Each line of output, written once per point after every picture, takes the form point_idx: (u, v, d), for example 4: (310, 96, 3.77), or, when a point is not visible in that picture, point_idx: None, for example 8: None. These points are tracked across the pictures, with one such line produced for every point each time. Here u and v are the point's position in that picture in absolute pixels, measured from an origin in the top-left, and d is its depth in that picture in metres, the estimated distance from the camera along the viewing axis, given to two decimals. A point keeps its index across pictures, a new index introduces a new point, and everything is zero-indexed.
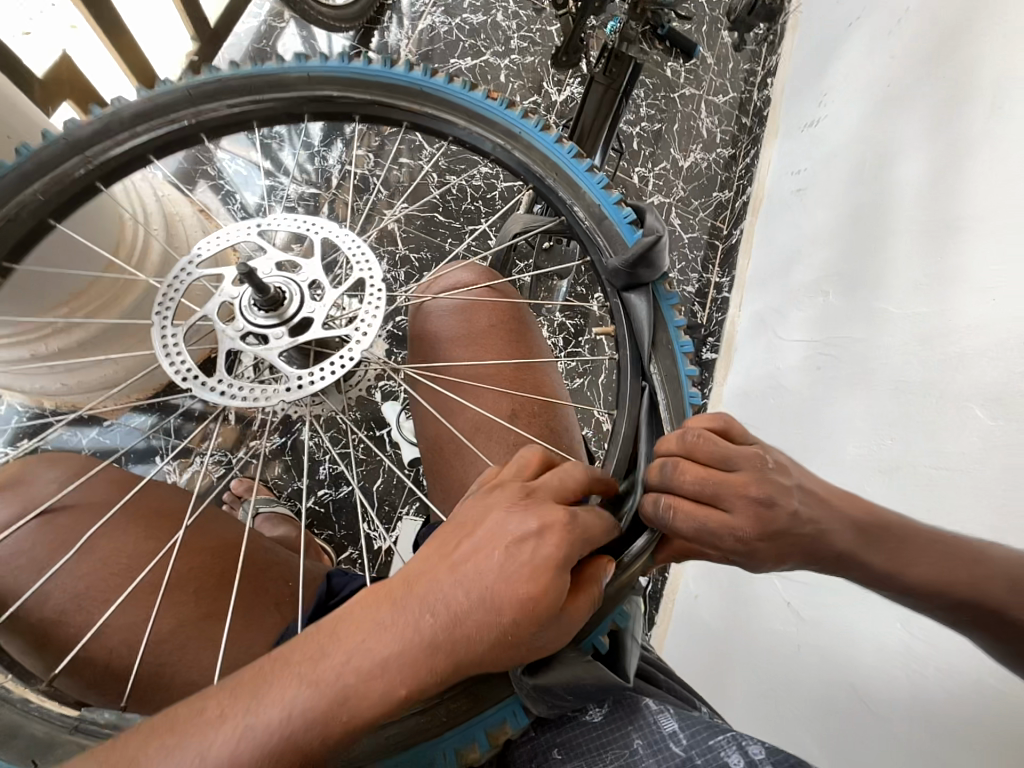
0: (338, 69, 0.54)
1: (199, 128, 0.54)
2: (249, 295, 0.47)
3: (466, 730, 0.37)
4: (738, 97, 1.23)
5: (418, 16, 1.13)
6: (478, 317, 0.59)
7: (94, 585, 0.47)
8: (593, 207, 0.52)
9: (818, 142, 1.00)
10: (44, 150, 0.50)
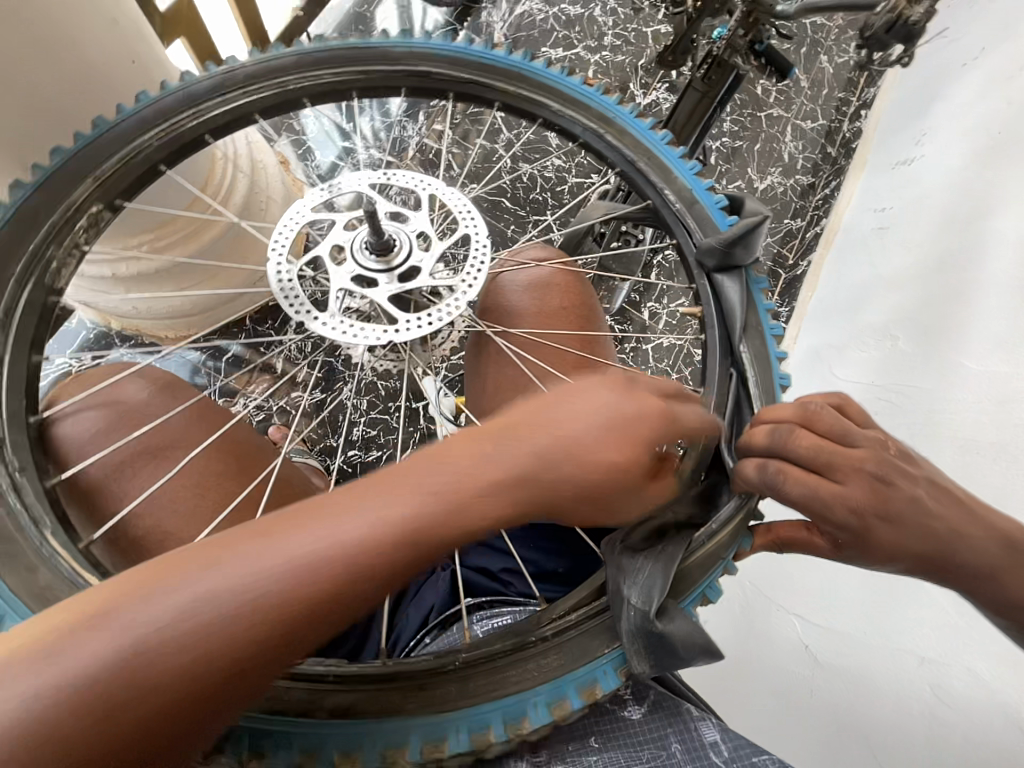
0: (442, 47, 0.55)
1: (305, 94, 0.55)
2: (362, 237, 0.50)
3: (559, 684, 0.38)
4: (828, 124, 1.18)
5: (516, 1, 1.12)
6: (553, 295, 0.60)
7: (183, 501, 0.51)
8: (686, 192, 0.52)
9: (909, 182, 0.96)
10: (161, 104, 0.52)
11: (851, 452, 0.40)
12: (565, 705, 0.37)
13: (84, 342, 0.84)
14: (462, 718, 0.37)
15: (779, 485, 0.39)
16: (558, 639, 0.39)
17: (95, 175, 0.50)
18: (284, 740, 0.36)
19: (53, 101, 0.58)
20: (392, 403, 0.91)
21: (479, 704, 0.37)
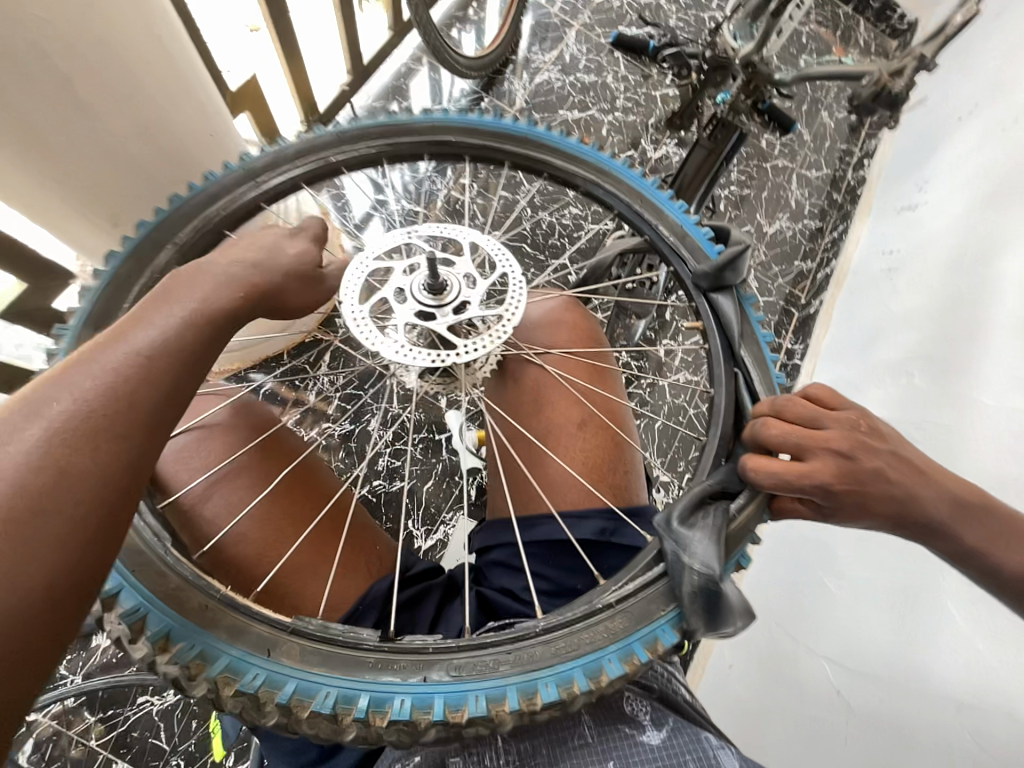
0: (459, 119, 0.62)
1: (343, 163, 0.60)
2: (419, 278, 0.55)
3: (627, 641, 0.40)
4: (832, 173, 1.25)
5: (536, 71, 1.25)
6: (564, 329, 0.65)
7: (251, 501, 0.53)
8: (677, 228, 0.57)
9: (914, 226, 1.00)
10: (223, 179, 0.57)
11: (849, 435, 0.43)
12: (636, 660, 0.40)
13: None
14: (548, 674, 0.39)
15: (780, 470, 0.42)
16: (625, 605, 0.41)
17: (170, 249, 0.53)
18: (358, 695, 0.38)
19: (137, 157, 0.65)
20: (416, 434, 0.95)
21: (561, 661, 0.40)
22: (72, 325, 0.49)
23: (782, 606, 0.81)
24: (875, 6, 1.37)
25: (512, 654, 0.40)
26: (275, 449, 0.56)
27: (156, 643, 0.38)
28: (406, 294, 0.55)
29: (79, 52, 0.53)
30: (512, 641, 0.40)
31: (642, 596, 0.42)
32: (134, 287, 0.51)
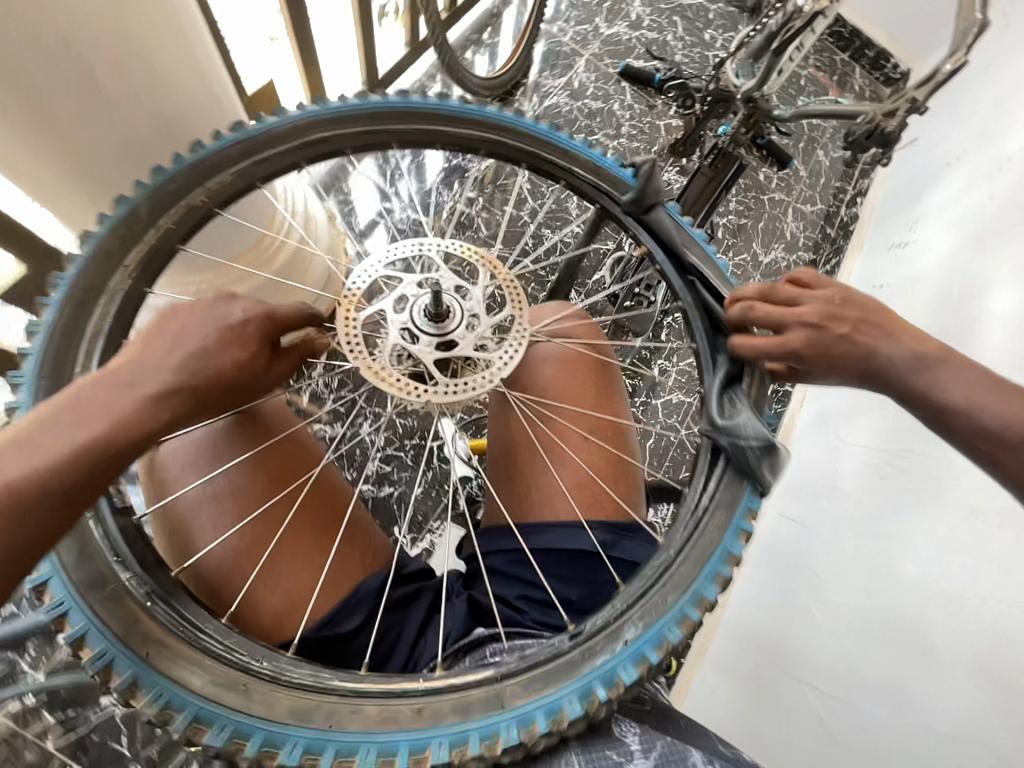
0: (360, 103, 0.59)
1: (296, 156, 0.58)
2: (422, 304, 0.56)
3: (635, 647, 0.42)
4: (827, 208, 1.29)
5: (545, 95, 1.29)
6: (580, 343, 0.64)
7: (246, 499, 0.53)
8: (591, 167, 0.60)
9: (904, 262, 1.04)
10: (182, 172, 0.55)
11: (823, 309, 0.51)
12: (621, 684, 0.41)
13: None
14: (536, 709, 0.40)
15: (763, 344, 0.50)
16: (630, 612, 0.44)
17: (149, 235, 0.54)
18: (324, 746, 0.39)
19: (148, 146, 0.65)
20: (407, 441, 0.94)
21: (545, 694, 0.41)
22: (52, 312, 0.51)
23: (766, 630, 0.81)
24: (871, 55, 1.44)
25: (483, 697, 0.41)
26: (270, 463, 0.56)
27: (125, 693, 0.39)
28: (415, 330, 0.55)
29: (102, 37, 0.54)
30: (490, 683, 0.42)
31: (623, 620, 0.44)
32: (122, 265, 0.53)
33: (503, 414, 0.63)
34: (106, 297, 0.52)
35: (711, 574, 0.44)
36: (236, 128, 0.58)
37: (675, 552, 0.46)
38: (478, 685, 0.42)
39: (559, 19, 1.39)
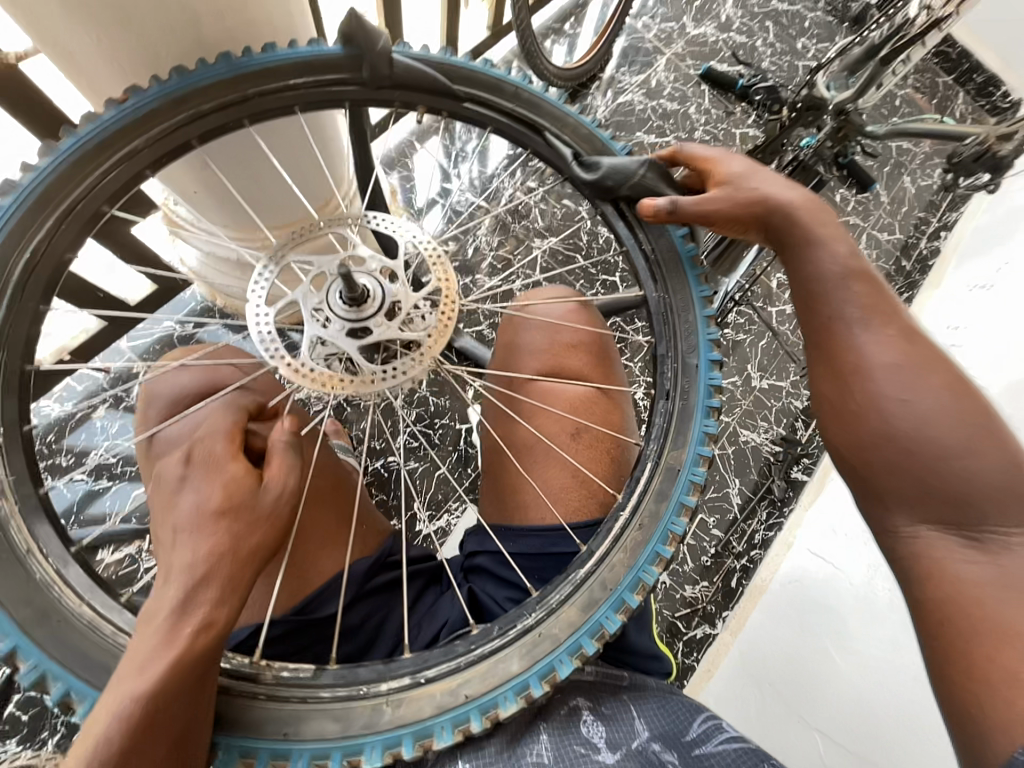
0: (296, 54, 0.54)
1: (244, 116, 0.55)
2: (335, 295, 0.56)
3: (594, 618, 0.43)
4: (905, 239, 1.21)
5: (620, 91, 1.26)
6: (566, 335, 0.64)
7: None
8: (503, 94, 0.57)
9: (986, 307, 0.96)
10: (114, 127, 0.51)
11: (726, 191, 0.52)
12: (628, 607, 0.44)
13: (190, 311, 0.94)
14: (560, 653, 0.43)
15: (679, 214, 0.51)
16: (574, 591, 0.45)
17: (146, 135, 0.52)
18: (398, 740, 0.41)
19: None
20: (438, 420, 0.95)
21: (537, 660, 0.42)
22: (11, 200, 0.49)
23: (780, 664, 0.82)
24: (979, 80, 1.34)
25: (523, 647, 0.43)
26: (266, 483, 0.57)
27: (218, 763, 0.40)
28: (331, 316, 0.56)
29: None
30: (525, 634, 0.43)
31: (610, 558, 0.45)
32: (95, 174, 0.51)
33: (495, 428, 0.65)
34: (66, 209, 0.51)
35: (679, 505, 0.47)
36: (273, 49, 0.55)
37: (653, 459, 0.48)
38: (514, 635, 0.43)
39: (646, 14, 1.35)
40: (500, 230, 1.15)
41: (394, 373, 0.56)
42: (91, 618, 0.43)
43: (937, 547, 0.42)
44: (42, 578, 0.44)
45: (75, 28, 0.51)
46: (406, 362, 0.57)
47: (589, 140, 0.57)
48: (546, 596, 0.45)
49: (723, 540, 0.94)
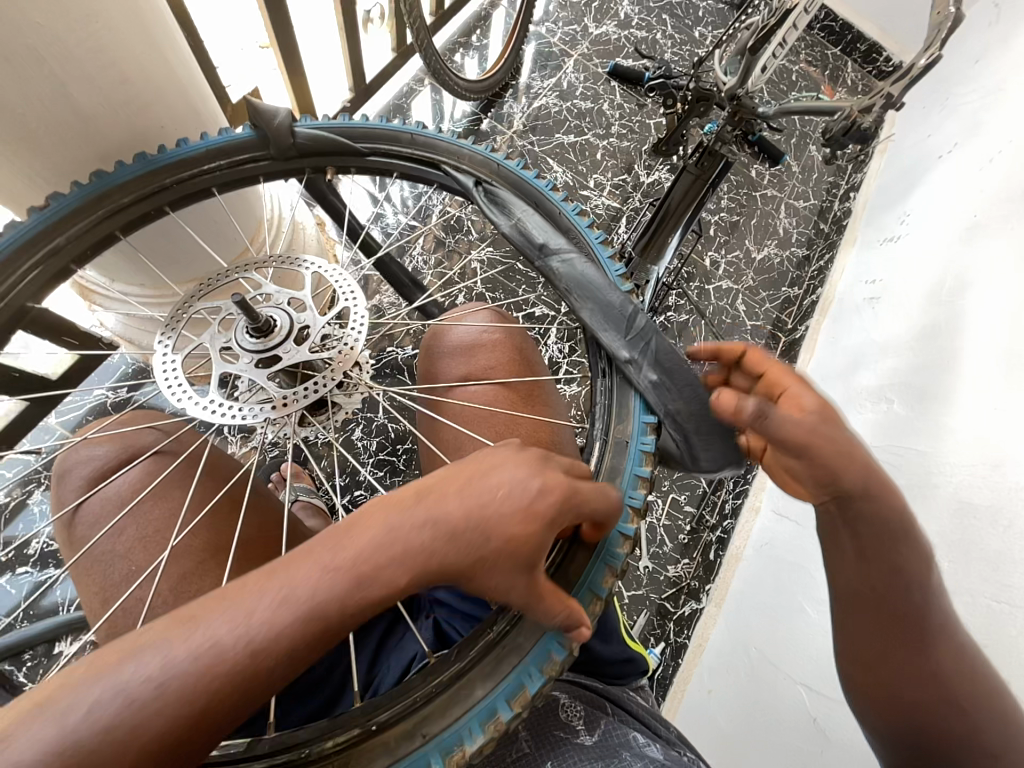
0: (213, 141, 0.56)
1: (168, 201, 0.55)
2: (244, 326, 0.55)
3: (580, 586, 0.42)
4: (819, 204, 1.30)
5: (535, 96, 1.29)
6: (482, 354, 0.67)
7: (184, 579, 0.54)
8: (451, 150, 0.58)
9: (895, 257, 1.03)
10: (33, 231, 0.51)
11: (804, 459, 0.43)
12: (595, 601, 0.42)
13: (122, 375, 0.91)
14: (528, 665, 0.40)
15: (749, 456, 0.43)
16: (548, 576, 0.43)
17: (67, 235, 0.51)
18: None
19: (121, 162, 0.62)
20: (399, 446, 0.95)
21: (525, 650, 0.41)
22: None
23: (762, 629, 0.81)
24: (862, 48, 1.43)
25: (489, 666, 0.40)
26: (197, 547, 0.55)
27: None
28: (241, 350, 0.55)
29: (81, 61, 0.53)
30: (489, 649, 0.41)
31: (571, 548, 0.44)
32: (16, 273, 0.50)
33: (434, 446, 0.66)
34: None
35: (633, 480, 0.46)
36: (185, 144, 0.56)
37: (601, 440, 0.49)
38: (477, 656, 0.41)
39: (548, 19, 1.38)
40: (437, 247, 1.16)
41: (313, 391, 0.55)
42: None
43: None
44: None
45: None
46: (324, 381, 0.55)
47: (488, 162, 0.58)
48: (506, 608, 0.43)
49: (697, 516, 0.99)
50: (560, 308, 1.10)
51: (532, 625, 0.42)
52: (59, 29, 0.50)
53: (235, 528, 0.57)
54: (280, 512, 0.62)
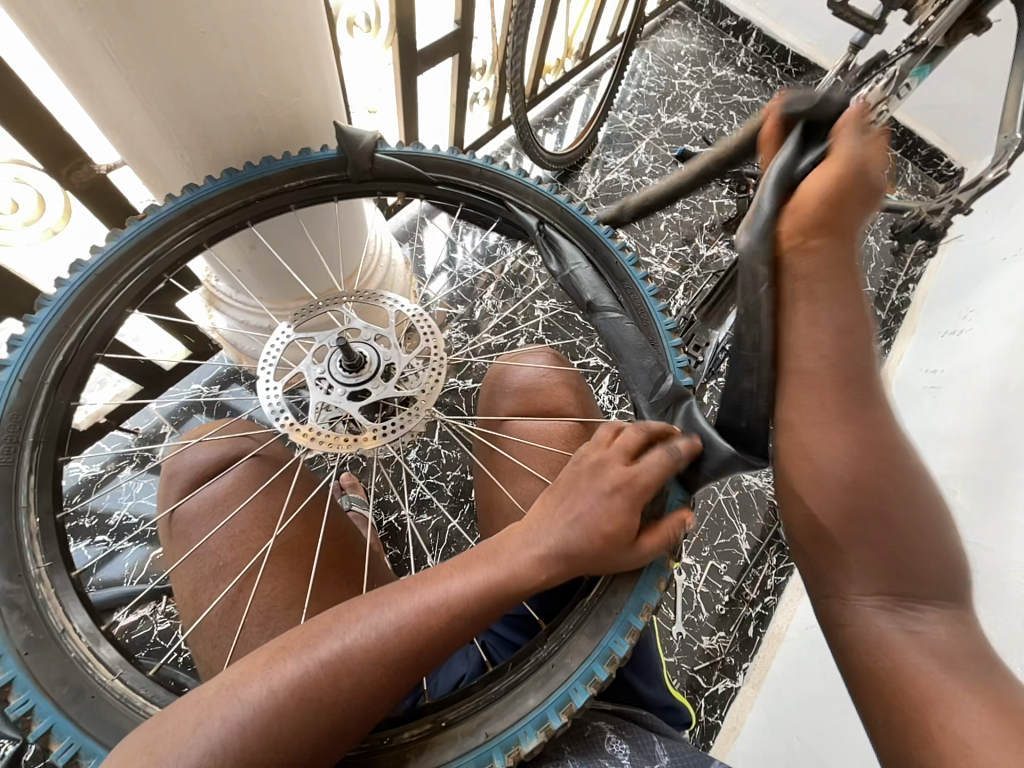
0: (291, 162, 0.65)
1: (247, 216, 0.65)
2: (335, 361, 0.65)
3: (622, 617, 0.45)
4: (877, 292, 1.33)
5: (607, 171, 1.42)
6: (553, 397, 0.71)
7: (269, 576, 0.59)
8: (518, 190, 0.67)
9: (957, 350, 1.04)
10: (133, 241, 0.62)
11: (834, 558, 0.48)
12: (635, 629, 0.45)
13: (217, 374, 1.02)
14: (574, 682, 0.44)
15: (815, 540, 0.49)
16: (589, 608, 0.47)
17: (164, 243, 0.63)
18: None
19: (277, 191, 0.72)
20: (449, 472, 0.99)
21: (573, 671, 0.44)
22: (58, 300, 0.59)
23: (806, 720, 0.75)
24: (923, 153, 1.50)
25: (539, 680, 0.44)
26: (280, 553, 0.61)
27: None
28: (327, 380, 0.64)
29: (278, 123, 0.63)
30: (538, 666, 0.45)
31: (613, 582, 0.47)
32: (125, 275, 0.61)
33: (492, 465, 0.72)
34: (98, 307, 0.60)
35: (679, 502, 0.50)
36: (269, 160, 0.65)
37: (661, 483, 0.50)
38: (528, 670, 0.45)
39: (625, 107, 1.55)
40: (503, 292, 1.26)
41: (392, 427, 0.63)
42: (121, 692, 0.50)
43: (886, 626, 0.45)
44: (79, 655, 0.51)
45: (161, 147, 0.60)
46: (403, 419, 0.64)
47: (551, 205, 0.66)
48: (554, 629, 0.47)
49: (736, 588, 0.96)
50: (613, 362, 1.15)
51: (581, 650, 0.45)
52: (269, 96, 0.60)
53: (317, 536, 0.63)
54: (353, 527, 0.70)
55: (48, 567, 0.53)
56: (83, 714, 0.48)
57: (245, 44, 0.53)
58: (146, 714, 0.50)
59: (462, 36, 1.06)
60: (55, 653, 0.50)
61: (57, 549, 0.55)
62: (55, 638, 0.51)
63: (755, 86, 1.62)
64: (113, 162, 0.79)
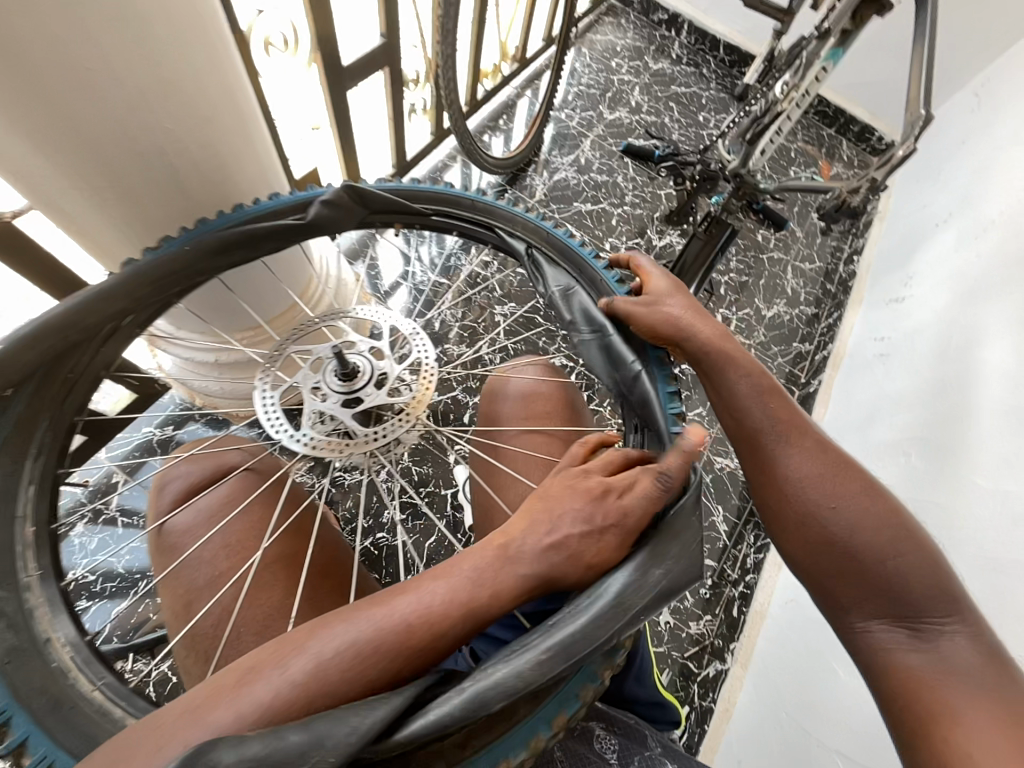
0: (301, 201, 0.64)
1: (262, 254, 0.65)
2: (331, 370, 0.62)
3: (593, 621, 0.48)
4: (825, 267, 1.37)
5: (555, 170, 1.43)
6: (538, 401, 0.72)
7: (254, 598, 0.56)
8: (507, 215, 0.66)
9: (902, 316, 1.08)
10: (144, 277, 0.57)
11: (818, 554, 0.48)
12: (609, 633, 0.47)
13: (170, 413, 0.98)
14: None
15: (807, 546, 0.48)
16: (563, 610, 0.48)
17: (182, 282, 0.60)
18: None
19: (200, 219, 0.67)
20: (422, 490, 0.97)
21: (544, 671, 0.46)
22: None
23: (794, 691, 0.76)
24: (854, 130, 1.56)
25: None
26: (266, 572, 0.58)
27: None
28: (325, 390, 0.62)
29: (189, 150, 0.60)
30: None
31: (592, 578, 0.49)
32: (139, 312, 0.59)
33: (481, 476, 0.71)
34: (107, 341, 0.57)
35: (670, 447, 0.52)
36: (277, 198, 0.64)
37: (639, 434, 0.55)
38: None
39: (567, 106, 1.56)
40: (462, 301, 1.25)
41: (382, 436, 0.61)
42: (101, 704, 0.46)
43: (891, 646, 0.43)
44: (60, 664, 0.47)
45: (61, 184, 0.56)
46: (392, 430, 0.62)
47: (537, 231, 0.66)
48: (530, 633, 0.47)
49: (718, 570, 0.98)
50: (578, 361, 1.16)
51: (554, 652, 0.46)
52: (177, 124, 0.57)
53: (306, 547, 0.62)
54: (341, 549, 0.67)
55: (39, 574, 0.50)
56: (61, 729, 0.43)
57: (136, 74, 0.51)
58: (125, 726, 0.45)
59: (391, 49, 1.05)
60: (35, 662, 0.46)
61: (50, 559, 0.51)
62: (35, 646, 0.46)
63: (692, 77, 1.66)
64: (21, 208, 0.76)
